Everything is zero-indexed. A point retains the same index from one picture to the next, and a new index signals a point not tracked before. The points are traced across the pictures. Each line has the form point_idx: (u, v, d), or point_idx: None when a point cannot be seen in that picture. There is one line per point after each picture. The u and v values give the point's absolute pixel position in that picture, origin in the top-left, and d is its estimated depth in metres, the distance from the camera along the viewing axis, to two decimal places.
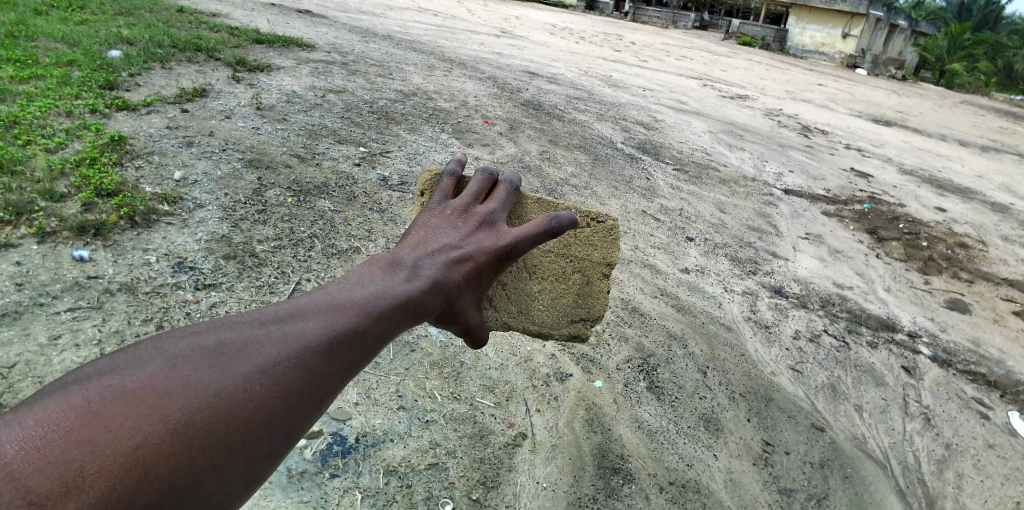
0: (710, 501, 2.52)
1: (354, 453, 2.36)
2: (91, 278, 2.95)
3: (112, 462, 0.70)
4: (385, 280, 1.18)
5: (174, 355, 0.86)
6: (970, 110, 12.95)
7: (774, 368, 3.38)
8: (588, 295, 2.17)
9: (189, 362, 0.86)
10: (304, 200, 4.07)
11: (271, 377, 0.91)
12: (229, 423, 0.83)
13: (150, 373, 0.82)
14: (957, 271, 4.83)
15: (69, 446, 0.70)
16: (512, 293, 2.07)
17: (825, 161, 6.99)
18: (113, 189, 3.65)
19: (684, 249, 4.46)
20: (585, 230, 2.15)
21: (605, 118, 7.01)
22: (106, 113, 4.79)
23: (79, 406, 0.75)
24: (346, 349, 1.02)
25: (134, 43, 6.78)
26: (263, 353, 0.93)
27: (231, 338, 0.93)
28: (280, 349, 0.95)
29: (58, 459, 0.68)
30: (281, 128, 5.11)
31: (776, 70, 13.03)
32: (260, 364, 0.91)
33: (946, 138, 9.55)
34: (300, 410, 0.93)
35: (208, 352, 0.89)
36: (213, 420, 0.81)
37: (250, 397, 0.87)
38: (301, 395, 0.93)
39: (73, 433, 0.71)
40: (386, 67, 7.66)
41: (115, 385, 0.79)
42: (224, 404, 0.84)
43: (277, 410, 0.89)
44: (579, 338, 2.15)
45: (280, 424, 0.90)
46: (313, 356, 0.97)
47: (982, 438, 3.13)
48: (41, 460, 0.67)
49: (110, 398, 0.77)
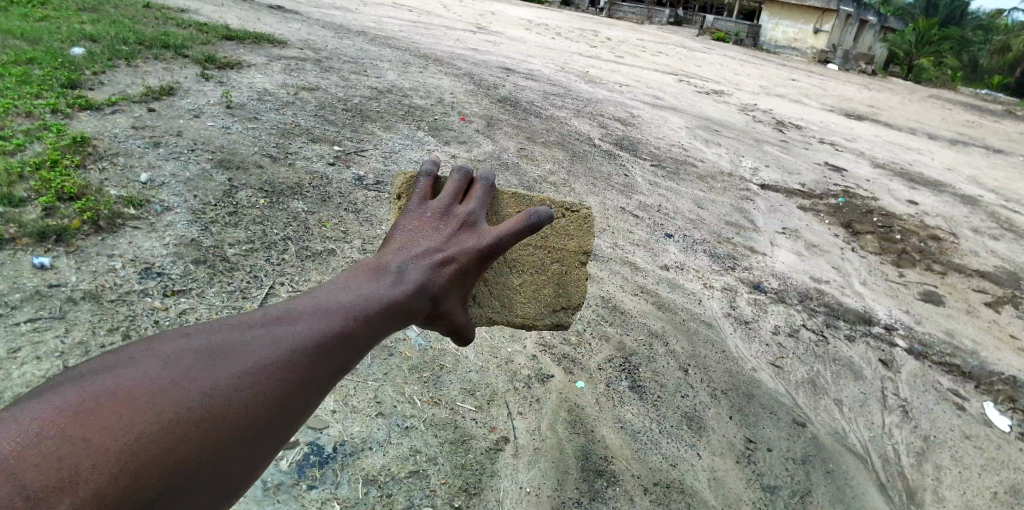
0: (695, 500, 2.52)
1: (332, 463, 2.28)
2: (53, 286, 2.82)
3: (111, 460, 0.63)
4: (376, 281, 1.12)
5: (166, 353, 0.79)
6: (938, 104, 13.26)
7: (754, 364, 3.39)
8: (568, 284, 2.14)
9: (182, 359, 0.79)
10: (277, 201, 3.96)
11: (267, 374, 0.84)
12: (226, 423, 0.76)
13: (141, 371, 0.75)
14: (930, 264, 4.91)
15: (63, 442, 0.62)
16: (494, 288, 1.99)
17: (800, 155, 7.08)
18: (76, 192, 3.49)
19: (664, 245, 4.46)
20: (561, 221, 2.12)
21: (583, 114, 6.99)
22: (68, 113, 4.60)
23: (70, 403, 0.67)
24: (342, 349, 0.96)
25: (97, 39, 6.53)
26: (256, 351, 0.86)
27: (222, 337, 0.86)
28: (273, 347, 0.88)
29: (53, 456, 0.61)
30: (252, 127, 4.97)
31: (751, 66, 13.18)
32: (254, 363, 0.84)
33: (915, 132, 9.76)
34: (294, 412, 0.86)
35: (200, 350, 0.82)
36: (212, 419, 0.75)
37: (247, 396, 0.80)
38: (296, 397, 0.87)
39: (68, 430, 0.64)
40: (360, 63, 7.52)
41: (106, 382, 0.71)
42: (222, 403, 0.77)
43: (274, 412, 0.83)
44: (562, 327, 2.12)
45: (276, 426, 0.83)
46: (307, 355, 0.90)
47: (958, 429, 3.18)
48: (37, 457, 0.60)
49: (100, 394, 0.69)
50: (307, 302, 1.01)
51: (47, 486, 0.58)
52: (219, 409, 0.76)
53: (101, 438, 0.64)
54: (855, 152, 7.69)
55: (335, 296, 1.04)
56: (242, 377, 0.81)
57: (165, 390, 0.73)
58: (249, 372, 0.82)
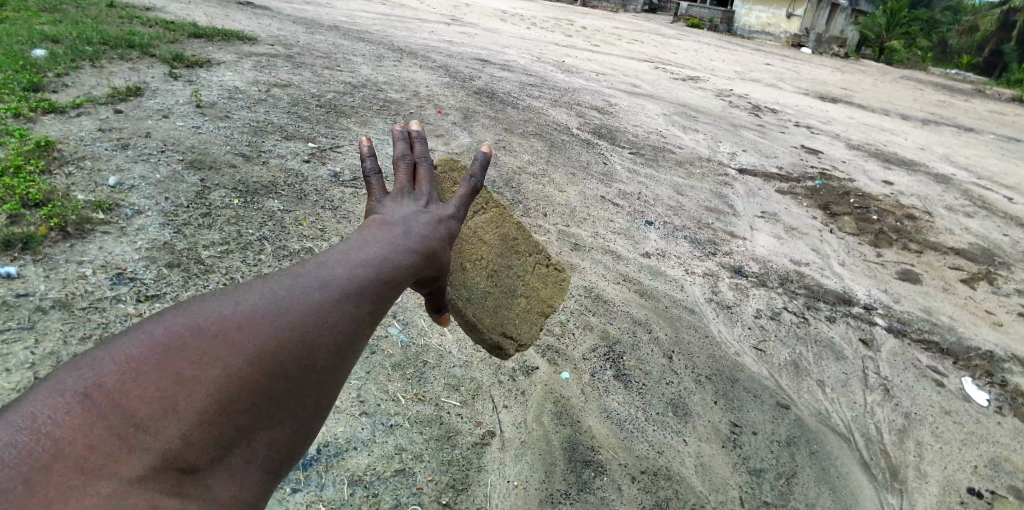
0: (683, 487, 2.53)
1: (316, 464, 2.24)
2: (20, 296, 2.72)
3: (203, 382, 0.59)
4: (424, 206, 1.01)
5: (241, 277, 0.74)
6: (910, 84, 13.45)
7: (738, 348, 3.41)
8: (522, 321, 1.86)
9: (258, 281, 0.73)
10: (251, 201, 3.87)
11: (349, 292, 0.77)
12: (318, 341, 0.70)
13: (218, 293, 0.70)
14: (906, 243, 4.99)
15: (158, 367, 0.58)
16: (468, 275, 1.64)
17: (778, 139, 7.13)
18: (41, 198, 3.38)
19: (645, 233, 4.46)
20: (543, 268, 2.05)
21: (561, 104, 6.96)
22: (29, 116, 4.44)
23: (156, 324, 0.63)
24: (412, 272, 0.89)
25: (58, 40, 6.32)
26: (334, 272, 0.79)
27: (295, 262, 0.80)
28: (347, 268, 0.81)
29: (145, 379, 0.57)
30: (223, 126, 4.85)
31: (727, 51, 13.24)
32: (322, 291, 0.73)
33: (889, 113, 9.89)
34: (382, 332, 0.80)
35: (279, 271, 0.76)
36: (304, 337, 0.69)
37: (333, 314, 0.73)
38: (380, 318, 0.80)
39: (158, 355, 0.60)
40: (333, 58, 7.40)
41: (163, 328, 0.62)
42: (309, 322, 0.70)
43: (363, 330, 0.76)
44: (502, 355, 1.73)
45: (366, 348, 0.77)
46: (382, 275, 0.83)
47: (937, 405, 3.24)
48: (134, 381, 0.57)
49: (153, 344, 0.60)
50: (371, 230, 0.93)
51: (147, 410, 0.55)
52: (310, 328, 0.70)
53: (190, 361, 0.60)
54: (831, 135, 7.77)
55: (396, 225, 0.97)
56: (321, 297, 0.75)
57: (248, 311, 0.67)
58: (327, 292, 0.76)
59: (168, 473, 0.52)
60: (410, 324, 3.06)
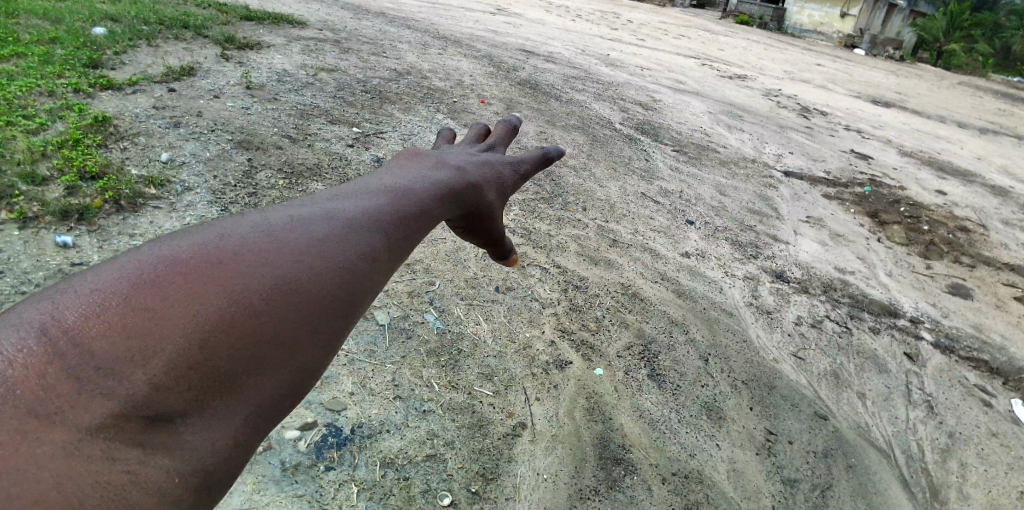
0: (714, 492, 2.49)
1: (350, 445, 2.29)
2: (76, 265, 2.84)
3: (175, 327, 0.57)
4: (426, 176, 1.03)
5: (222, 229, 0.72)
6: (969, 91, 12.84)
7: (776, 355, 3.33)
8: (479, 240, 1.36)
9: (238, 233, 0.71)
10: (295, 183, 3.95)
11: (334, 246, 0.75)
12: (299, 292, 0.67)
13: (196, 242, 0.68)
14: (958, 256, 4.78)
15: (126, 312, 0.57)
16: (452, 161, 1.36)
17: (826, 142, 6.90)
18: (97, 172, 3.51)
19: (685, 232, 4.38)
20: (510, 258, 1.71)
21: (603, 98, 6.87)
22: (89, 92, 4.62)
23: (127, 271, 0.61)
24: (403, 228, 0.85)
25: (118, 19, 6.54)
26: (318, 225, 0.76)
27: (280, 216, 0.77)
28: (332, 222, 0.78)
29: (116, 318, 0.56)
30: (271, 108, 4.95)
31: (775, 50, 12.86)
32: (316, 242, 0.74)
33: (945, 120, 9.46)
34: (374, 286, 0.76)
35: (260, 224, 0.74)
36: (283, 287, 0.66)
37: (315, 266, 0.71)
38: (371, 271, 0.76)
39: (126, 301, 0.58)
40: (379, 45, 7.46)
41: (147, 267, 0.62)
42: (290, 272, 0.68)
43: (350, 284, 0.72)
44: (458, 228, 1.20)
45: (356, 302, 0.73)
46: (372, 230, 0.80)
47: (985, 426, 3.10)
48: (99, 326, 0.55)
49: (135, 282, 0.60)
50: (361, 189, 0.91)
51: (112, 355, 0.53)
52: (290, 278, 0.67)
53: (160, 307, 0.58)
54: (882, 140, 7.48)
55: (388, 184, 0.95)
56: (303, 248, 0.72)
57: (224, 261, 0.65)
58: (311, 243, 0.73)
59: (130, 421, 0.50)
60: (446, 311, 3.09)
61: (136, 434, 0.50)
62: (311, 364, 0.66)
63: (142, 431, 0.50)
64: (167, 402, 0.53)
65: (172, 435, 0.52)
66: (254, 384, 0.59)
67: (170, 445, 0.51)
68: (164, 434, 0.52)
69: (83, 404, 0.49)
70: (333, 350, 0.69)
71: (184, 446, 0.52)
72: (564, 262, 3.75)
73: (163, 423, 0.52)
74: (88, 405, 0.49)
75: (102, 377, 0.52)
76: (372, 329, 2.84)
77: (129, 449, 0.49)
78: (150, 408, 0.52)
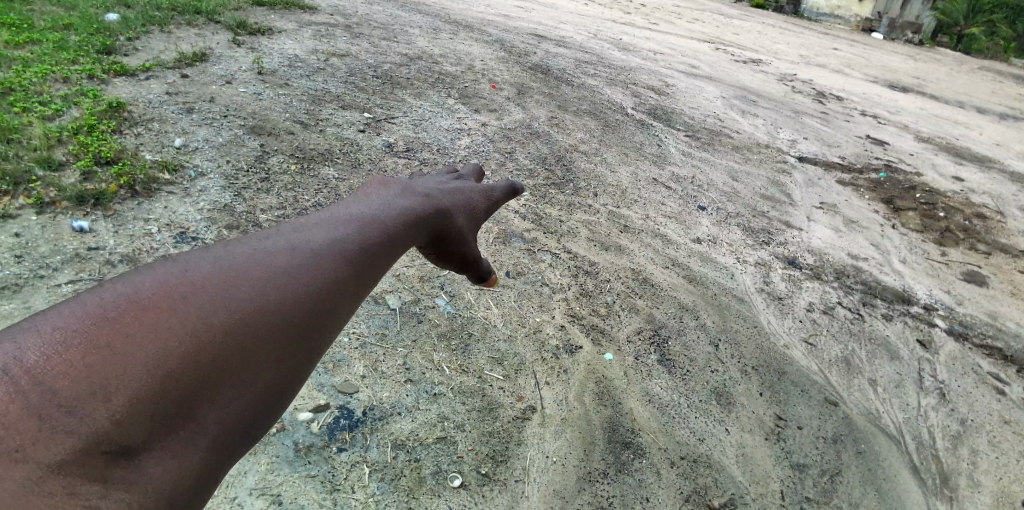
0: (722, 476, 2.50)
1: (362, 427, 2.33)
2: (92, 249, 2.89)
3: (137, 367, 0.64)
4: (386, 202, 1.12)
5: (184, 263, 0.78)
6: (991, 76, 12.53)
7: (787, 341, 3.32)
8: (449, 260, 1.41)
9: (201, 267, 0.78)
10: (307, 168, 3.97)
11: (293, 283, 0.83)
12: (256, 331, 0.75)
13: (159, 279, 0.74)
14: (974, 243, 4.71)
15: (90, 352, 0.63)
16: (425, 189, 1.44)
17: (841, 128, 6.80)
18: (112, 157, 3.55)
19: (696, 218, 4.36)
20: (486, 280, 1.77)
21: (615, 82, 6.81)
22: (103, 78, 4.65)
23: (90, 309, 0.68)
24: (361, 259, 0.94)
25: (130, 5, 6.56)
26: (280, 260, 0.84)
27: (242, 249, 0.85)
28: (294, 257, 0.87)
29: (80, 355, 0.63)
30: (283, 93, 4.97)
31: (791, 33, 12.63)
32: (274, 275, 0.82)
33: (965, 105, 9.26)
34: (327, 321, 0.86)
35: (223, 260, 0.81)
36: (242, 326, 0.74)
37: (274, 305, 0.79)
38: (325, 308, 0.85)
39: (90, 341, 0.65)
40: (390, 29, 7.42)
41: (108, 303, 0.69)
42: (249, 312, 0.76)
43: (304, 323, 0.81)
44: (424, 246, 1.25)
45: (310, 337, 0.82)
46: (330, 262, 0.89)
47: (997, 414, 3.08)
48: (63, 366, 0.61)
49: (98, 319, 0.67)
50: (324, 220, 0.99)
51: (75, 394, 0.60)
52: (248, 318, 0.75)
53: (124, 348, 0.65)
54: (899, 125, 7.35)
55: (351, 214, 1.03)
56: (265, 286, 0.80)
57: (187, 300, 0.73)
58: (269, 277, 0.81)
59: (94, 457, 0.58)
60: (457, 296, 3.11)
61: (97, 468, 0.58)
62: (262, 397, 0.75)
63: (103, 466, 0.58)
64: (125, 439, 0.61)
65: (131, 470, 0.60)
66: (208, 416, 0.68)
67: (126, 478, 0.60)
68: (123, 469, 0.60)
69: (45, 442, 0.56)
70: (284, 384, 0.79)
71: (140, 477, 0.61)
72: (575, 247, 3.75)
73: (120, 458, 0.60)
74: (52, 444, 0.56)
75: (64, 414, 0.58)
76: (383, 313, 2.87)
77: (88, 484, 0.56)
78: (109, 444, 0.60)
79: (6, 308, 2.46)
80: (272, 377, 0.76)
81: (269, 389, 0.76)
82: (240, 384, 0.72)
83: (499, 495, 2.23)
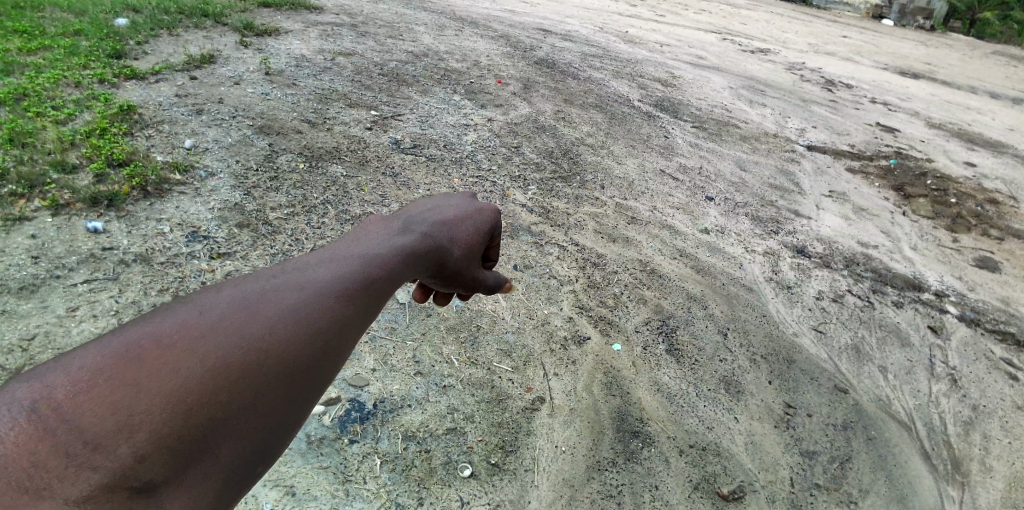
0: (731, 463, 2.51)
1: (372, 419, 2.37)
2: (106, 249, 2.94)
3: (159, 402, 0.61)
4: (400, 232, 1.00)
5: (208, 297, 0.75)
6: (1006, 58, 12.27)
7: (796, 329, 3.32)
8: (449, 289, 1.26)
9: (223, 300, 0.75)
10: (316, 166, 4.01)
11: (315, 314, 0.78)
12: (277, 362, 0.71)
13: (182, 310, 0.72)
14: (987, 229, 4.65)
15: (114, 388, 0.60)
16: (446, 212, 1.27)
17: (851, 116, 6.73)
18: (124, 159, 3.61)
19: (704, 209, 4.35)
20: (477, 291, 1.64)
21: (621, 75, 6.78)
22: (114, 82, 4.72)
23: (116, 344, 0.66)
24: (382, 287, 0.88)
25: (139, 9, 6.63)
26: (300, 293, 0.79)
27: (264, 278, 0.81)
28: (310, 273, 0.83)
29: (101, 394, 0.60)
30: (290, 93, 5.01)
31: (800, 22, 12.48)
32: (294, 306, 0.77)
33: (977, 91, 9.09)
34: (351, 327, 0.81)
35: (241, 285, 0.78)
36: (260, 355, 0.70)
37: (297, 337, 0.75)
38: (346, 336, 0.81)
39: (115, 375, 0.62)
40: (395, 28, 7.44)
41: (128, 341, 0.66)
42: (270, 342, 0.72)
43: (324, 335, 0.77)
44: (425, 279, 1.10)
45: (330, 347, 0.78)
46: (351, 293, 0.84)
47: (1010, 399, 3.06)
48: (89, 401, 0.59)
49: (119, 356, 0.64)
50: (342, 239, 0.96)
51: (101, 431, 0.57)
52: (269, 349, 0.71)
53: (147, 384, 0.62)
54: (910, 112, 7.26)
55: (363, 243, 0.95)
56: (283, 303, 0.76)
57: (205, 324, 0.70)
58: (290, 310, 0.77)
59: (117, 493, 0.55)
60: None
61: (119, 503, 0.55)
62: (281, 430, 0.72)
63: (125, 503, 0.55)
64: (146, 474, 0.58)
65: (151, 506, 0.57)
66: (227, 450, 0.65)
67: None
68: (144, 502, 0.57)
69: (72, 477, 0.54)
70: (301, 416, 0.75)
71: None
72: (582, 239, 3.76)
73: (143, 493, 0.57)
74: (78, 479, 0.54)
75: (89, 449, 0.56)
76: (393, 308, 2.91)
77: None
78: (135, 479, 0.57)
79: (26, 308, 2.52)
80: (295, 390, 0.73)
81: (289, 404, 0.72)
82: (260, 404, 0.69)
83: (509, 484, 2.26)
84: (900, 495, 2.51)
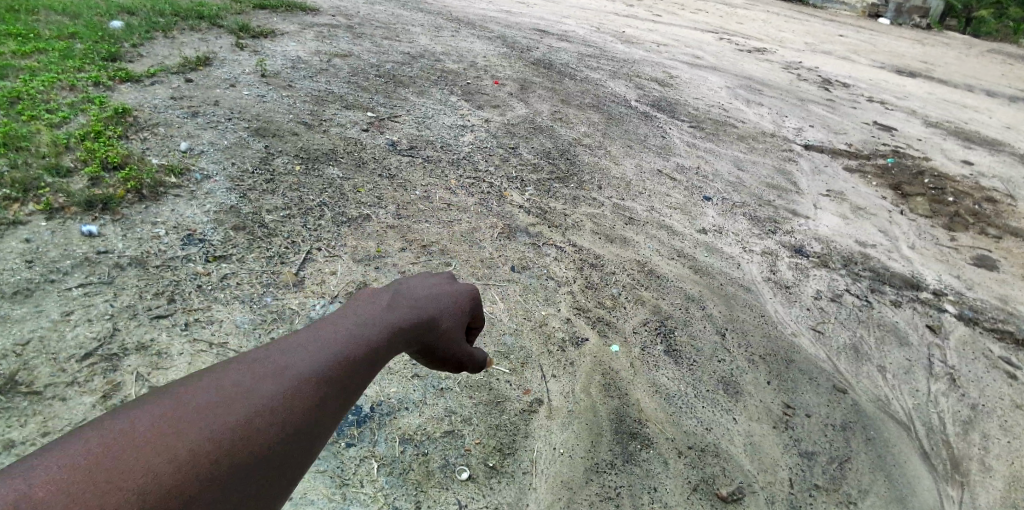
0: (731, 465, 2.50)
1: (370, 422, 2.35)
2: (101, 253, 2.92)
3: (136, 497, 0.57)
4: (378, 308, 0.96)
5: (182, 384, 0.70)
6: (1003, 56, 12.24)
7: (794, 329, 3.31)
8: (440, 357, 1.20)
9: (199, 387, 0.70)
10: (312, 168, 3.99)
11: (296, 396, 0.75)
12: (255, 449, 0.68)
13: (158, 401, 0.67)
14: (984, 228, 4.64)
15: (84, 483, 0.55)
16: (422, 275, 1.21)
17: (848, 115, 6.73)
18: (119, 162, 3.59)
19: (701, 208, 4.34)
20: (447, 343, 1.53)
21: (618, 75, 6.77)
22: (109, 85, 4.70)
23: (87, 436, 0.60)
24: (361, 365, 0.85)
25: (135, 12, 6.60)
26: (275, 378, 0.76)
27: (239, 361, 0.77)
28: (287, 356, 0.79)
29: (70, 490, 0.54)
30: (287, 95, 5.00)
31: (796, 21, 12.47)
32: (273, 391, 0.74)
33: (974, 89, 9.09)
34: (329, 407, 0.79)
35: (218, 372, 0.74)
36: (240, 444, 0.67)
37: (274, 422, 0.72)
38: (324, 417, 0.78)
39: (86, 469, 0.57)
40: (392, 29, 7.42)
41: (99, 436, 0.60)
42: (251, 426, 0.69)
43: (302, 418, 0.74)
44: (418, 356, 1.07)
45: (307, 426, 0.75)
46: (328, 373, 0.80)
47: (1009, 398, 3.05)
48: (56, 495, 0.53)
49: (86, 450, 0.58)
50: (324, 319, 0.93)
51: None
52: (247, 435, 0.68)
53: (122, 479, 0.57)
54: (906, 110, 7.26)
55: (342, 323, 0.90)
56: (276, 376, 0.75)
57: (182, 413, 0.66)
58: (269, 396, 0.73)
59: None
60: None
61: None
62: None
63: None
64: None
65: None
66: None
67: None
68: None
69: None
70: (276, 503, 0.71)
71: None
72: (580, 240, 3.75)
73: None
74: None
75: None
76: None
77: None
78: None
79: (20, 312, 2.50)
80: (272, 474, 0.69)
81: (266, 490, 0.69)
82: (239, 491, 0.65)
83: (507, 487, 2.25)
84: (899, 496, 2.50)
